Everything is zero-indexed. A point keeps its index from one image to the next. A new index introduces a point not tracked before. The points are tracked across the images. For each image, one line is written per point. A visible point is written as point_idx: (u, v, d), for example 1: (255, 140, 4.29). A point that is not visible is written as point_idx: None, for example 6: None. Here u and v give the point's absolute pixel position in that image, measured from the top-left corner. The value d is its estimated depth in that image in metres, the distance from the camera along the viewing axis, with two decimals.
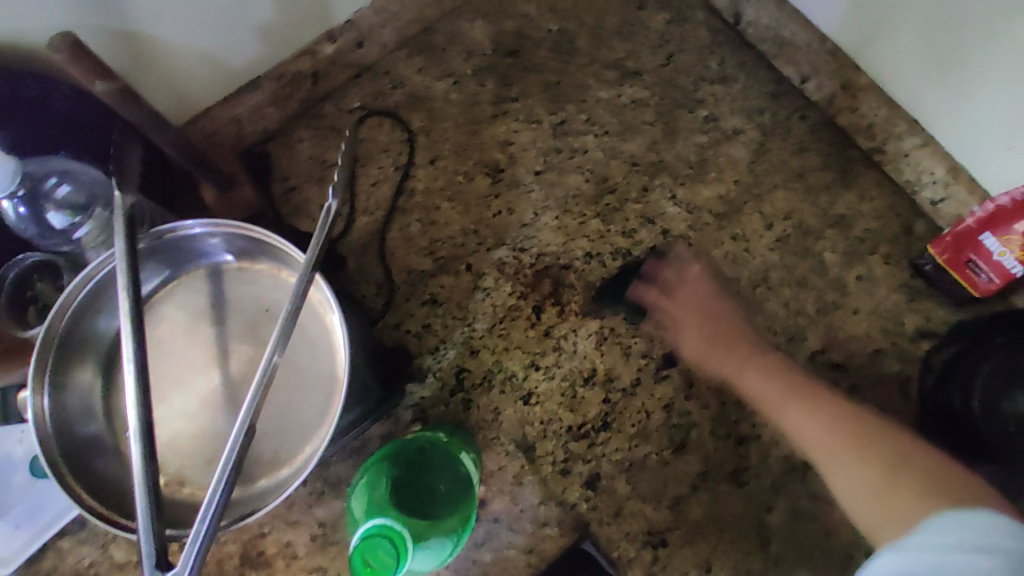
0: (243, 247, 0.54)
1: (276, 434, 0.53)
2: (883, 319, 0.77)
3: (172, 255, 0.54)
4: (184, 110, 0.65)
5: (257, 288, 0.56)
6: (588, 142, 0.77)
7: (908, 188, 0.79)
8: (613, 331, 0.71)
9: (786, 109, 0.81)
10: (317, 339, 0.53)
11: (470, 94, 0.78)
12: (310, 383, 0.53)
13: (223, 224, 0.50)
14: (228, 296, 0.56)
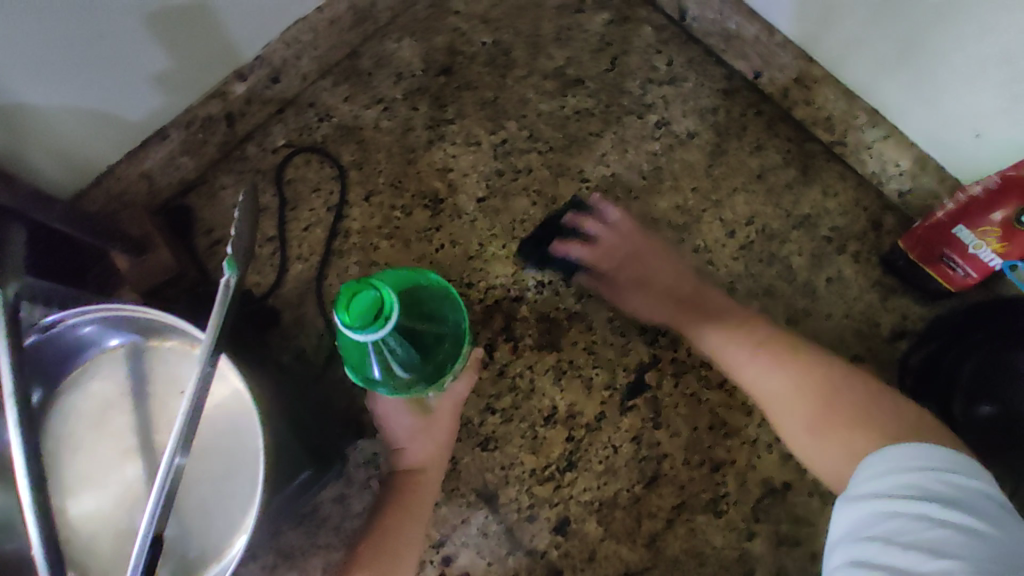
0: (147, 325, 0.50)
1: (202, 526, 0.49)
2: (858, 322, 0.73)
3: (72, 343, 0.50)
4: (82, 173, 0.60)
5: (170, 365, 0.52)
6: (532, 161, 0.72)
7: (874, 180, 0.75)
8: (572, 364, 0.67)
9: (740, 106, 0.77)
10: (237, 418, 0.49)
11: (403, 120, 0.72)
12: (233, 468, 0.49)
13: (117, 309, 0.46)
14: (140, 378, 0.52)
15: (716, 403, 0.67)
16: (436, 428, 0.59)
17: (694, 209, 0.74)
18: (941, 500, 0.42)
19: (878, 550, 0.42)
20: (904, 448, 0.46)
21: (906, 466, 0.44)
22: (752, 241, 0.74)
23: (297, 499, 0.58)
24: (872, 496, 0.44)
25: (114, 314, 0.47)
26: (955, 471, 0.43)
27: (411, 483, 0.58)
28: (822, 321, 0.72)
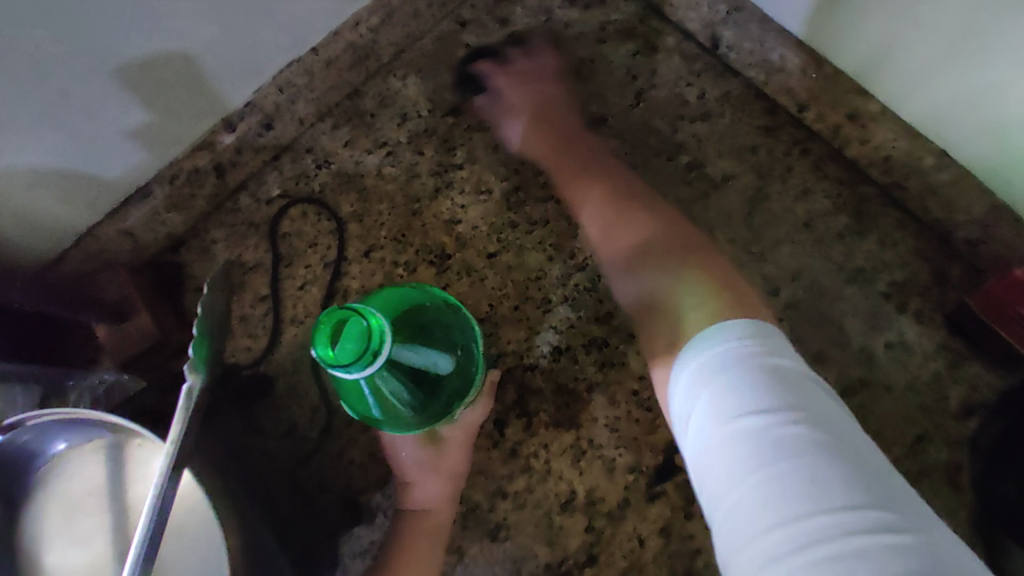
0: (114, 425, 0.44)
1: None
2: (921, 394, 0.64)
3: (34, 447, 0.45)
4: (54, 235, 0.55)
5: (142, 464, 0.46)
6: (549, 211, 0.65)
7: (939, 228, 0.66)
8: (593, 443, 0.59)
9: (784, 144, 0.68)
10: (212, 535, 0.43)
11: (407, 166, 0.66)
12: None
13: (79, 413, 0.40)
14: (113, 479, 0.46)
15: None
16: (445, 464, 0.54)
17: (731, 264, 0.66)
18: (762, 395, 0.37)
19: (737, 482, 0.36)
20: (704, 345, 0.41)
21: (714, 370, 0.39)
22: (798, 300, 0.66)
23: None
24: (711, 419, 0.38)
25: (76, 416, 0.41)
26: (754, 349, 0.39)
27: (416, 524, 0.53)
28: (878, 393, 0.64)
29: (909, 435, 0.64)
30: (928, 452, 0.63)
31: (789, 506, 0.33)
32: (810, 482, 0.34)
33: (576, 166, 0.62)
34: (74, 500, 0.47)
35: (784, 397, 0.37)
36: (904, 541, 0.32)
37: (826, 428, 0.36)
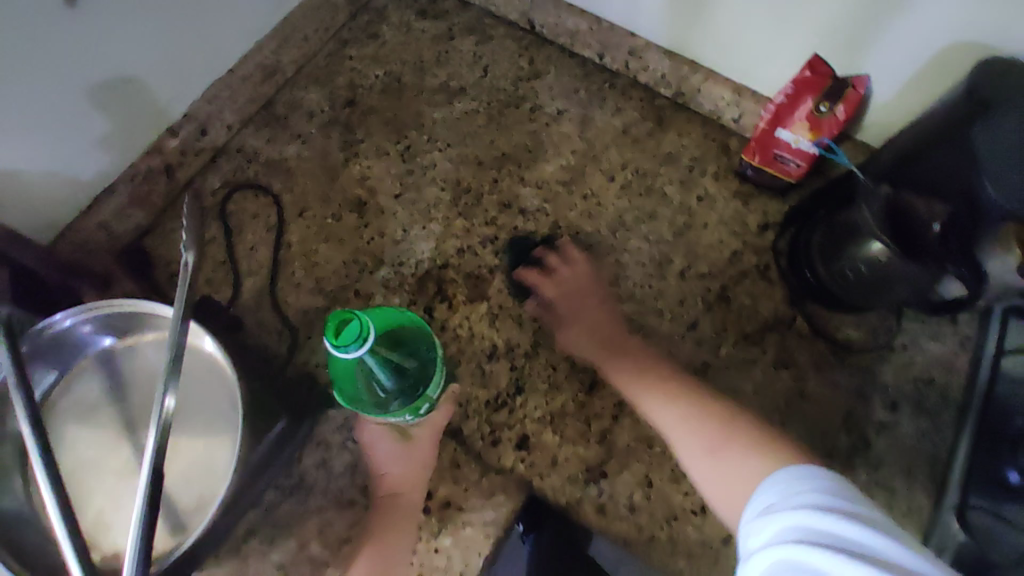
0: (123, 325, 0.59)
1: (199, 477, 0.61)
2: (731, 224, 0.86)
3: (57, 354, 0.58)
4: (50, 231, 0.69)
5: (144, 359, 0.61)
6: (436, 157, 0.86)
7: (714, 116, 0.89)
8: (501, 307, 0.78)
9: (596, 84, 0.91)
10: (231, 390, 0.62)
11: (320, 148, 0.85)
12: (228, 425, 0.61)
13: (114, 303, 0.56)
14: (122, 376, 0.61)
15: (630, 312, 0.80)
16: (416, 452, 0.67)
17: (577, 166, 0.87)
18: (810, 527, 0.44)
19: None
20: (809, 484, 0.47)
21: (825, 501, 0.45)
22: (630, 181, 0.87)
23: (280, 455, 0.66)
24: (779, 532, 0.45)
25: (132, 311, 0.57)
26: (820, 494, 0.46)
27: (394, 500, 0.66)
28: (702, 230, 0.85)
29: (728, 255, 0.85)
30: (743, 261, 0.85)
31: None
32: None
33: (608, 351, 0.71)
34: (93, 395, 0.61)
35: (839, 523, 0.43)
36: None
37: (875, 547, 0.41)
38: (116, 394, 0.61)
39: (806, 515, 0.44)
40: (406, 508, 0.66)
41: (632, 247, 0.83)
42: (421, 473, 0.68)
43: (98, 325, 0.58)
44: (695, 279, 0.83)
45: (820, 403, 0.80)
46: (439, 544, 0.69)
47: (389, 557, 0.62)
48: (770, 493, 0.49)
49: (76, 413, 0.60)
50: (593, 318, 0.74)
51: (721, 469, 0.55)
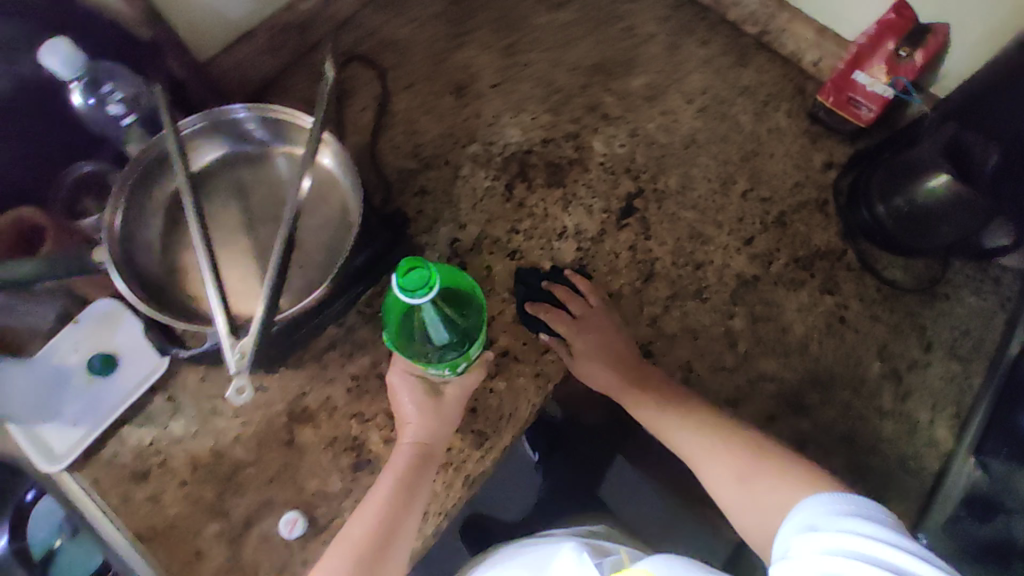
0: (269, 133, 0.70)
1: (312, 269, 0.67)
2: (796, 159, 0.90)
3: (214, 141, 0.69)
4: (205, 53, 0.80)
5: (274, 167, 0.70)
6: (532, 59, 0.94)
7: (794, 58, 0.93)
8: (575, 195, 0.86)
9: (688, 15, 0.96)
10: (353, 211, 0.68)
11: (429, 35, 0.93)
12: (342, 239, 0.68)
13: (273, 108, 0.67)
14: (254, 177, 0.70)
15: (691, 220, 0.86)
16: (444, 409, 0.70)
17: (660, 85, 0.93)
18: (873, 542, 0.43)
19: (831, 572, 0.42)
20: (859, 504, 0.47)
21: (866, 517, 0.46)
22: (707, 106, 0.92)
23: (369, 276, 0.72)
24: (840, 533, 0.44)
25: (296, 122, 0.68)
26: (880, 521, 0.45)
27: (417, 456, 0.68)
28: (768, 159, 0.90)
29: (791, 185, 0.89)
30: (804, 192, 0.89)
31: None
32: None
33: (622, 388, 0.74)
34: (227, 188, 0.70)
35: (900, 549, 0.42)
36: None
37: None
38: (258, 189, 0.70)
39: (840, 526, 0.45)
40: (427, 465, 0.68)
41: (701, 163, 0.89)
42: (446, 432, 0.70)
43: (261, 128, 0.70)
44: (755, 201, 0.88)
45: (860, 332, 0.84)
46: (494, 386, 0.77)
47: (406, 506, 0.64)
48: (808, 505, 0.50)
49: (222, 194, 0.69)
50: (596, 335, 0.76)
51: (749, 495, 0.57)
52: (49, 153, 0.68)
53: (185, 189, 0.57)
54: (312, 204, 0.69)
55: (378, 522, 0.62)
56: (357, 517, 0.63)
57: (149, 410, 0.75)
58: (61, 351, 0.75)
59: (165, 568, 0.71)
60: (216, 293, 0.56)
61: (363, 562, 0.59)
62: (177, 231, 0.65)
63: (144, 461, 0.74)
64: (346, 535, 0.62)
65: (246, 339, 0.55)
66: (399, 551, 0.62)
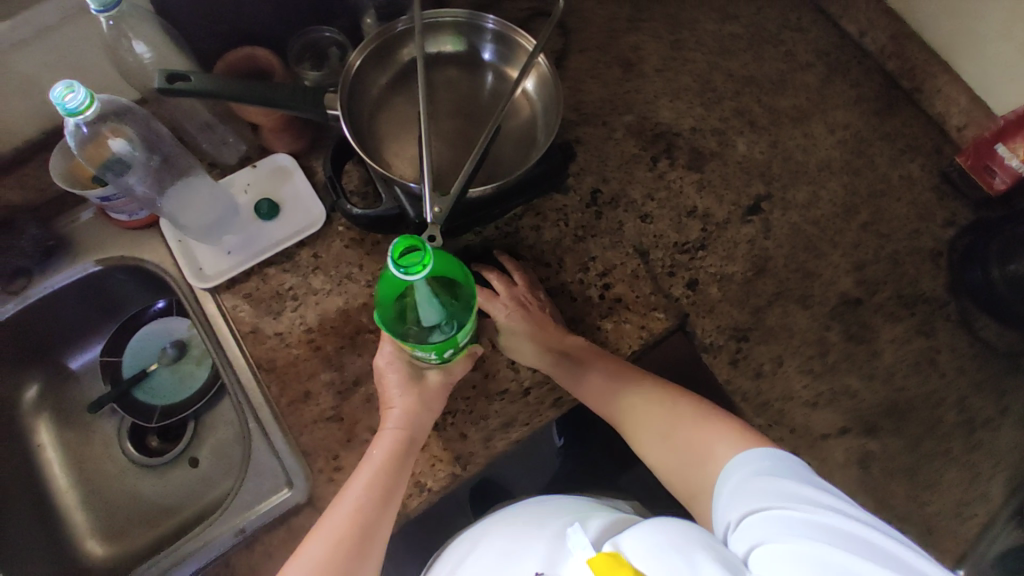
0: (492, 48, 0.79)
1: (491, 174, 0.76)
2: (919, 208, 0.95)
3: (443, 40, 0.79)
4: None
5: (481, 80, 0.80)
6: (697, 56, 1.00)
7: (938, 120, 0.99)
8: (710, 182, 0.92)
9: (847, 56, 1.03)
10: (541, 133, 0.77)
11: (610, 12, 1.01)
12: (525, 153, 0.77)
13: (509, 25, 0.75)
14: (462, 83, 0.80)
15: (811, 233, 0.91)
16: (430, 400, 0.71)
17: (806, 110, 0.99)
18: (786, 483, 0.55)
19: (761, 511, 0.53)
20: (765, 455, 0.60)
21: (781, 472, 0.56)
22: (846, 140, 0.98)
23: (523, 195, 0.82)
24: (763, 486, 0.55)
25: (524, 46, 0.76)
26: (785, 475, 0.56)
27: (399, 442, 0.68)
28: (892, 202, 0.95)
29: (909, 230, 0.94)
30: (921, 240, 0.93)
31: (785, 525, 0.50)
32: (846, 528, 0.48)
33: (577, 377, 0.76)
34: (438, 86, 0.79)
35: (802, 485, 0.54)
36: (842, 540, 0.47)
37: (822, 498, 0.52)
38: (459, 93, 0.80)
39: (764, 484, 0.56)
40: (408, 448, 0.68)
41: (830, 187, 0.95)
42: (426, 415, 0.70)
43: (493, 43, 0.78)
44: (873, 234, 0.93)
45: (946, 378, 0.87)
46: (602, 325, 0.82)
47: (388, 494, 0.64)
48: (740, 471, 0.59)
49: (429, 85, 0.79)
50: (516, 311, 0.77)
51: (673, 455, 0.68)
52: (292, 10, 0.77)
53: (421, 65, 0.67)
54: (507, 115, 0.77)
55: (361, 508, 0.63)
56: (338, 502, 0.64)
57: (296, 259, 0.82)
58: (234, 187, 0.84)
59: (276, 399, 0.76)
60: (425, 155, 0.64)
61: (350, 545, 0.60)
62: (382, 109, 0.76)
63: (280, 300, 0.81)
64: (328, 522, 0.62)
65: (444, 198, 0.63)
66: (383, 530, 0.63)
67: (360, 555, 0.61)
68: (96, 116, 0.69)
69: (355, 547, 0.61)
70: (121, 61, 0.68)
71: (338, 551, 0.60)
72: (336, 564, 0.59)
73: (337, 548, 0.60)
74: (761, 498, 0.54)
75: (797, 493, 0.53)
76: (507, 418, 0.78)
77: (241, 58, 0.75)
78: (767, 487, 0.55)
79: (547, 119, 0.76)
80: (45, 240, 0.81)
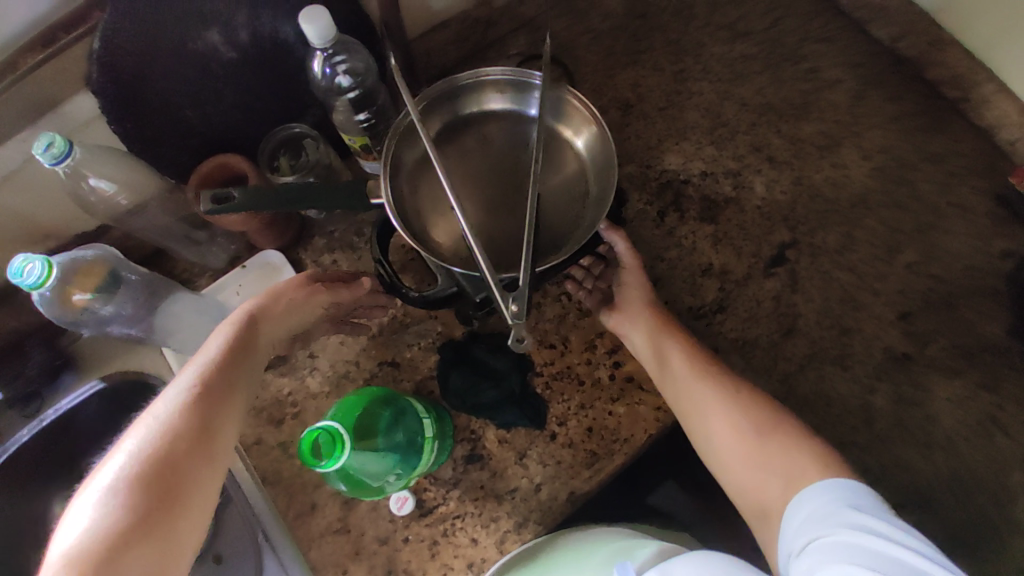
0: (509, 96, 0.72)
1: (550, 238, 0.68)
2: (973, 240, 0.84)
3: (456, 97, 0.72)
4: (411, 17, 0.83)
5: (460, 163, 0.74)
6: (705, 87, 0.91)
7: (990, 133, 0.87)
8: (726, 234, 0.83)
9: (879, 65, 0.91)
10: (591, 183, 0.70)
11: (606, 47, 0.92)
12: (579, 210, 0.69)
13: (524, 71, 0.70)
14: None
15: (846, 282, 0.82)
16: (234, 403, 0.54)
17: (835, 135, 0.88)
18: (859, 513, 0.51)
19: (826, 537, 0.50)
20: (832, 482, 0.57)
21: (855, 502, 0.53)
22: (884, 165, 0.87)
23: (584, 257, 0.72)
24: (831, 515, 0.53)
25: (580, 104, 0.70)
26: (859, 506, 0.53)
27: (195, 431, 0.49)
28: (943, 234, 0.84)
29: (963, 267, 0.83)
30: (977, 278, 0.82)
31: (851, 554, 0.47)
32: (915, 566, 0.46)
33: (676, 358, 0.71)
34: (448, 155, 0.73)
35: (877, 517, 0.50)
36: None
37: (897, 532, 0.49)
38: (496, 151, 0.72)
39: (833, 512, 0.53)
40: (231, 385, 0.55)
41: (866, 225, 0.84)
42: (252, 362, 0.59)
43: (506, 95, 0.72)
44: (920, 274, 0.82)
45: (1011, 437, 0.78)
46: (613, 409, 0.77)
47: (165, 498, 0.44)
48: (813, 496, 0.56)
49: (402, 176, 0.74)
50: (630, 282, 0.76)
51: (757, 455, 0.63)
52: (262, 110, 0.74)
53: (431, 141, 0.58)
54: (551, 172, 0.71)
55: (174, 442, 0.48)
56: (130, 435, 0.48)
57: (292, 361, 0.79)
58: (225, 290, 0.81)
59: (283, 513, 0.75)
60: (480, 246, 0.55)
61: (154, 479, 0.45)
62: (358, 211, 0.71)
63: (279, 408, 0.78)
64: (116, 454, 0.46)
65: (518, 292, 0.54)
66: (207, 478, 0.48)
67: (167, 497, 0.45)
68: (59, 283, 0.62)
69: (161, 473, 0.45)
70: (84, 201, 0.66)
71: (135, 485, 0.44)
72: (129, 499, 0.43)
73: (130, 475, 0.44)
74: (823, 530, 0.52)
75: (871, 525, 0.50)
76: (520, 518, 0.74)
77: (215, 167, 0.71)
78: (837, 515, 0.52)
79: (601, 173, 0.69)
80: (53, 361, 0.82)
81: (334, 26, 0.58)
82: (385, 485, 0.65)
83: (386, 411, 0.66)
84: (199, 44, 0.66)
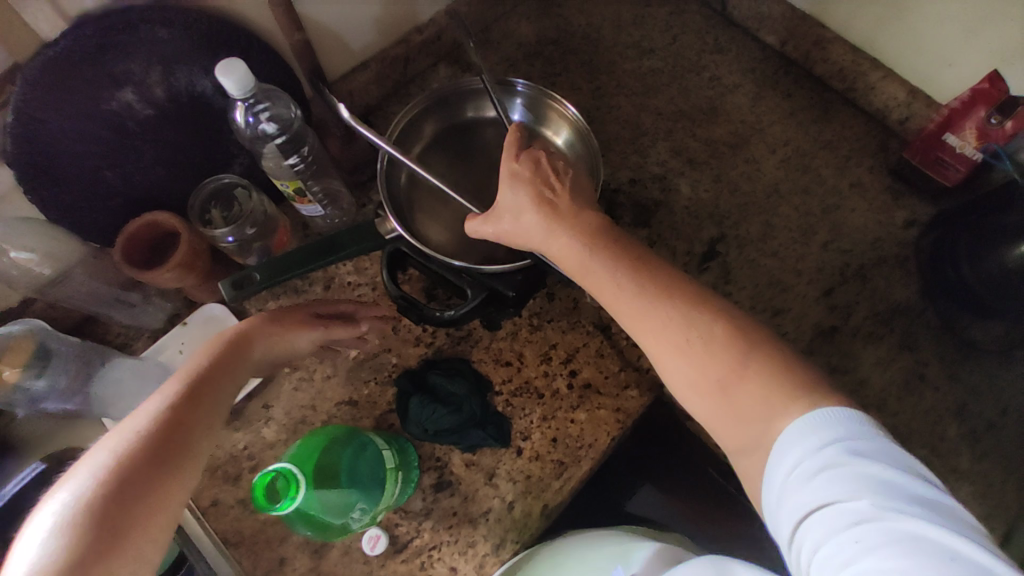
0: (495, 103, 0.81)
1: None
2: (877, 215, 0.91)
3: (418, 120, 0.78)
4: (328, 61, 0.85)
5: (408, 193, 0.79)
6: (621, 101, 0.96)
7: (879, 116, 0.94)
8: (659, 236, 0.88)
9: (772, 68, 0.99)
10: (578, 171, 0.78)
11: (524, 73, 0.97)
12: None
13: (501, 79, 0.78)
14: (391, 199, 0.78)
15: (773, 267, 0.87)
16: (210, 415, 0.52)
17: (743, 134, 0.95)
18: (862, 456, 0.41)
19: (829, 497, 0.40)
20: (810, 420, 0.43)
21: (851, 438, 0.42)
22: (789, 157, 0.94)
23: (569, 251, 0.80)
24: (829, 458, 0.41)
25: (556, 104, 0.78)
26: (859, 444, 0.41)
27: (165, 447, 0.48)
28: (848, 212, 0.91)
29: (871, 240, 0.89)
30: (884, 249, 0.89)
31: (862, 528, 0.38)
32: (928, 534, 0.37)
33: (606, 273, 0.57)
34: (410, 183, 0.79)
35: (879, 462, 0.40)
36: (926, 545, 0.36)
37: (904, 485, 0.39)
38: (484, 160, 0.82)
39: (828, 453, 0.41)
40: (210, 400, 0.53)
41: (782, 212, 0.90)
42: (231, 378, 0.57)
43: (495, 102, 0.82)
44: (835, 252, 0.89)
45: (938, 391, 0.83)
46: (574, 417, 0.78)
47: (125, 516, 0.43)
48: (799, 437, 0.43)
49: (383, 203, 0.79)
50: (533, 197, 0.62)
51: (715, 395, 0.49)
52: (188, 165, 0.74)
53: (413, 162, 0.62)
54: None
55: (141, 457, 0.46)
56: (100, 448, 0.46)
57: (247, 414, 0.78)
58: (167, 349, 0.78)
59: (250, 574, 0.72)
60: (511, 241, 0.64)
61: (117, 499, 0.43)
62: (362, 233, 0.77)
63: (236, 463, 0.76)
64: (83, 471, 0.44)
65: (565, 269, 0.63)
66: (167, 498, 0.45)
67: (119, 523, 0.42)
68: None
69: (124, 490, 0.43)
70: (4, 275, 0.64)
71: (96, 505, 0.42)
72: (87, 520, 0.41)
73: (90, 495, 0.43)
74: (819, 479, 0.41)
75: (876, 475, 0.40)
76: (497, 540, 0.73)
77: (140, 226, 0.69)
78: (834, 457, 0.41)
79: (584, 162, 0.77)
80: None
81: (251, 78, 0.58)
82: (348, 523, 0.64)
83: (349, 449, 0.67)
84: (113, 104, 0.66)
